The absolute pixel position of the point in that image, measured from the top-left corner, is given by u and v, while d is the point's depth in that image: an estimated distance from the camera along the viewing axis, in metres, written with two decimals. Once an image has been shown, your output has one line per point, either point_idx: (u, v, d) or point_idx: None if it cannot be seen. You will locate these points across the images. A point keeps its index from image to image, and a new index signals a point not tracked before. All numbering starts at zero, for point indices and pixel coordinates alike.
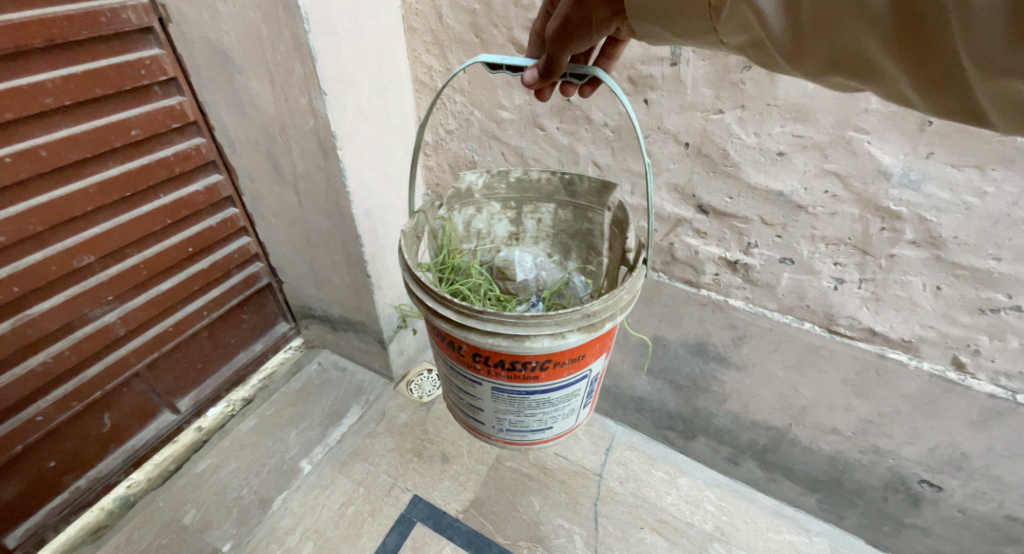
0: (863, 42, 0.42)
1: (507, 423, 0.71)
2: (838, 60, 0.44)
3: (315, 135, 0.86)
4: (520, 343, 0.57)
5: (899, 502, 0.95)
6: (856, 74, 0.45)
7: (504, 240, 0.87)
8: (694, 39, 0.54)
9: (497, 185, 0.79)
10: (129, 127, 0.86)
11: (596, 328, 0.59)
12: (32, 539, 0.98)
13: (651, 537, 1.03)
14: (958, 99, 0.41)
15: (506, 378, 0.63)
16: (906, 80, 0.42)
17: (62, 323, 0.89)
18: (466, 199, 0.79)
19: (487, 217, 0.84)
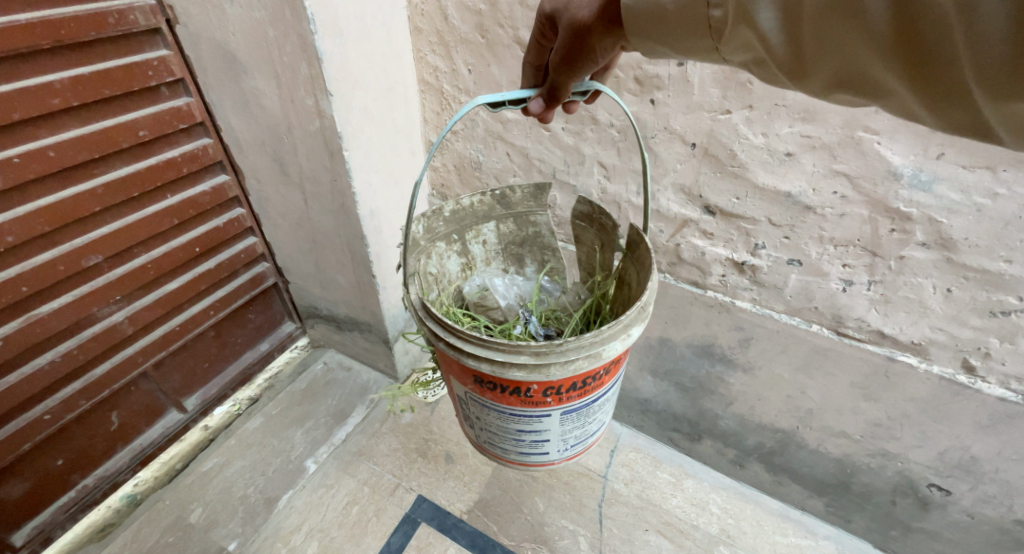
0: (861, 58, 0.41)
1: (572, 439, 0.70)
2: (839, 76, 0.44)
3: (321, 136, 0.86)
4: (603, 354, 0.58)
5: (908, 506, 0.94)
6: (859, 89, 0.44)
7: (459, 275, 0.85)
8: (695, 55, 0.53)
9: (436, 225, 0.75)
10: (137, 127, 0.87)
11: (645, 310, 0.62)
12: (40, 537, 0.99)
13: (656, 539, 1.03)
14: (962, 114, 0.39)
15: (578, 396, 0.62)
16: (912, 97, 0.41)
17: (72, 322, 0.90)
18: (423, 246, 0.74)
19: (439, 259, 0.79)
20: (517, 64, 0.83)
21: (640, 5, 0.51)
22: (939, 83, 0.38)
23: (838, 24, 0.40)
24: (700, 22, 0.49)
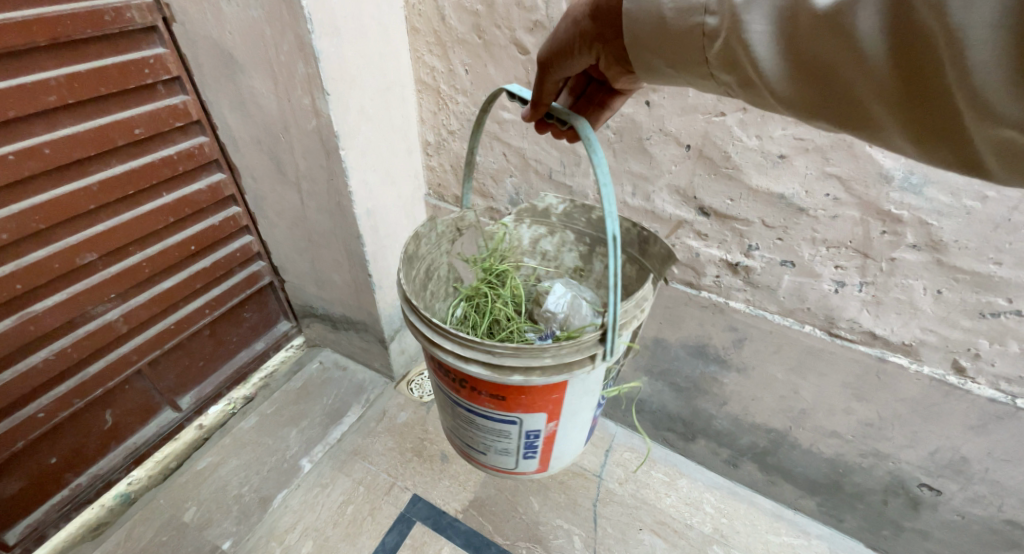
0: (853, 86, 0.42)
1: (451, 424, 0.76)
2: (832, 105, 0.45)
3: (318, 135, 0.86)
4: (428, 342, 0.61)
5: (900, 505, 0.95)
6: (845, 122, 0.45)
7: (568, 270, 0.88)
8: (683, 71, 0.53)
9: (577, 216, 0.81)
10: (133, 125, 0.87)
11: (497, 370, 0.57)
12: (33, 536, 0.98)
13: (650, 539, 1.04)
14: (950, 146, 0.41)
15: (437, 375, 0.67)
16: (901, 128, 0.42)
17: (66, 319, 0.90)
18: (539, 217, 0.84)
19: (557, 243, 0.86)
20: (513, 64, 0.83)
21: (640, 9, 0.50)
22: (932, 109, 0.39)
23: (836, 46, 0.41)
24: (694, 36, 0.49)
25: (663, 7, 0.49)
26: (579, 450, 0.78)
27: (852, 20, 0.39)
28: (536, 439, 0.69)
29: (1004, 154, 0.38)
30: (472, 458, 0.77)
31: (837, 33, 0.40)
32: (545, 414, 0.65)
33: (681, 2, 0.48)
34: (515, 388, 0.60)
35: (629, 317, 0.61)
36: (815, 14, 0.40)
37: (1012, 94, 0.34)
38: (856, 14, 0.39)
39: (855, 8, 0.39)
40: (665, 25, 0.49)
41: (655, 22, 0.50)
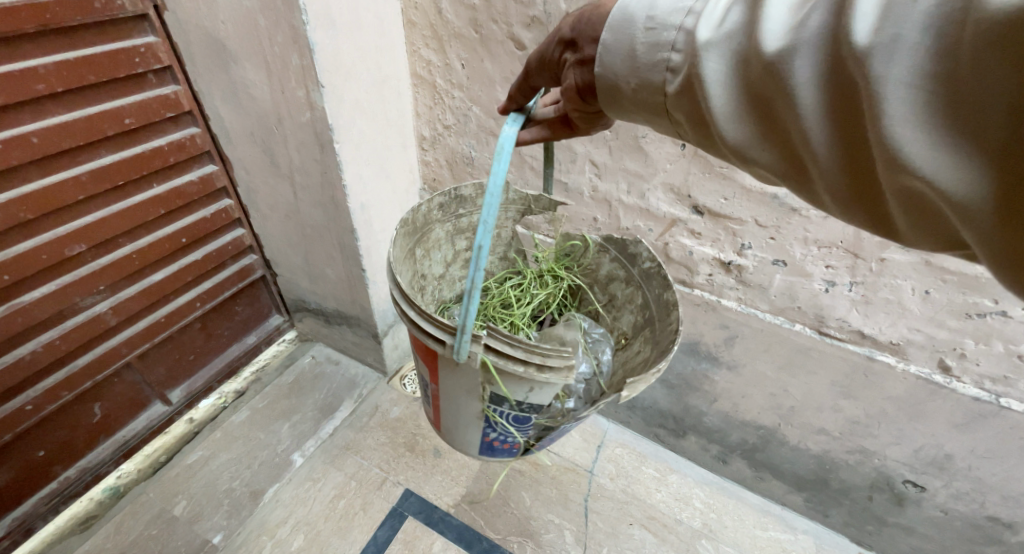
0: (787, 130, 0.41)
1: None
2: (770, 150, 0.44)
3: (312, 128, 0.86)
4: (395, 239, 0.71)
5: (884, 501, 0.96)
6: (782, 171, 0.44)
7: (620, 334, 0.84)
8: (642, 110, 0.52)
9: (653, 277, 0.76)
10: (123, 115, 0.86)
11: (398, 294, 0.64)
12: (21, 529, 0.97)
13: (640, 534, 1.05)
14: (870, 197, 0.40)
15: None
16: (829, 179, 0.41)
17: (52, 312, 0.88)
18: (623, 254, 0.81)
19: (625, 292, 0.83)
20: (510, 60, 0.83)
21: (616, 41, 0.50)
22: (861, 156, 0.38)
23: (775, 91, 0.40)
24: (658, 73, 0.48)
25: (637, 40, 0.49)
26: (472, 445, 0.78)
27: (790, 67, 0.39)
28: (427, 389, 0.74)
29: (912, 213, 0.37)
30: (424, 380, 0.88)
31: (775, 77, 0.40)
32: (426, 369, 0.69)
33: (653, 37, 0.48)
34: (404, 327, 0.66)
35: (513, 357, 0.57)
36: (761, 56, 0.40)
37: (922, 148, 0.33)
38: (794, 63, 0.39)
39: (793, 56, 0.39)
40: (635, 57, 0.49)
41: (626, 53, 0.49)
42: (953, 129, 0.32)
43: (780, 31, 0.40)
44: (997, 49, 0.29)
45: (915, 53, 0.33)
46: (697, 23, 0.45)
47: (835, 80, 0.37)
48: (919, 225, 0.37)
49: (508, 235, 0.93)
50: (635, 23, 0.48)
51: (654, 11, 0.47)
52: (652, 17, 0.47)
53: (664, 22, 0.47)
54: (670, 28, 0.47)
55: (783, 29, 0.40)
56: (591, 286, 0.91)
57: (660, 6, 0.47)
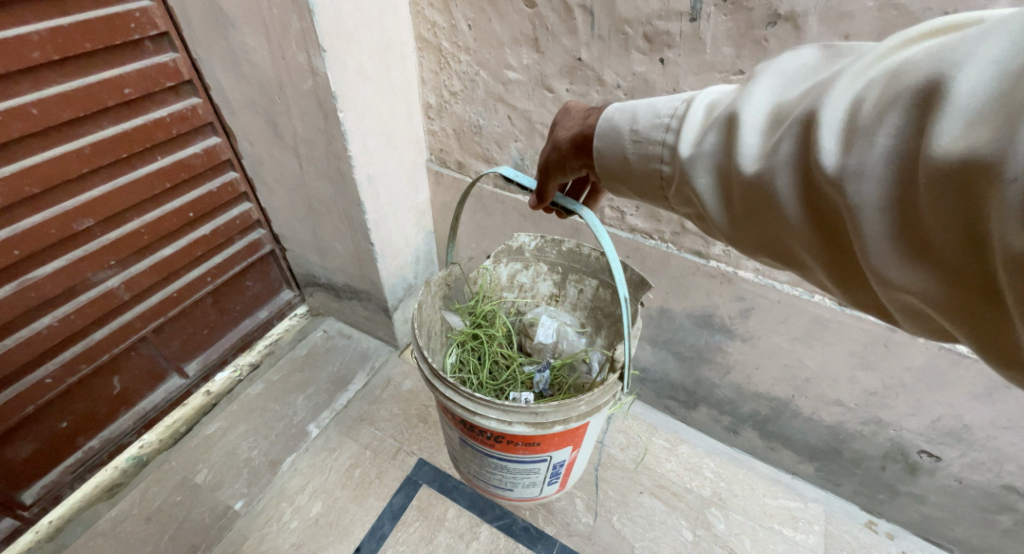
0: (781, 238, 0.42)
1: (492, 480, 0.87)
2: (765, 247, 0.44)
3: (314, 96, 0.83)
4: (471, 413, 0.71)
5: (897, 470, 0.96)
6: (781, 260, 0.45)
7: (544, 298, 1.02)
8: (645, 197, 0.54)
9: (547, 249, 0.94)
10: (122, 85, 0.83)
11: (543, 424, 0.70)
12: (49, 496, 1.00)
13: (650, 502, 1.06)
14: (868, 297, 0.40)
15: (487, 442, 0.76)
16: (825, 275, 0.41)
17: (66, 287, 0.89)
18: (514, 256, 0.96)
19: (532, 275, 1.00)
20: (519, 19, 0.79)
21: (609, 152, 0.54)
22: (852, 264, 0.38)
23: (763, 203, 0.41)
24: (653, 176, 0.51)
25: (627, 150, 0.52)
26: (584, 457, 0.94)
27: (771, 187, 0.39)
28: (560, 467, 0.84)
29: (909, 313, 0.37)
30: (498, 492, 0.91)
31: (762, 194, 0.40)
32: (570, 446, 0.79)
33: (641, 148, 0.51)
34: (550, 433, 0.74)
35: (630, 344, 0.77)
36: (741, 176, 0.41)
37: (895, 264, 0.34)
38: (774, 180, 0.39)
39: (772, 177, 0.39)
40: (630, 163, 0.53)
41: (621, 158, 0.53)
42: (921, 249, 0.32)
43: (753, 152, 0.41)
44: (947, 191, 0.29)
45: (877, 183, 0.33)
46: (678, 138, 0.47)
47: (811, 201, 0.38)
48: (919, 322, 0.37)
49: (440, 324, 0.95)
50: (622, 135, 0.52)
51: (637, 125, 0.51)
52: (636, 131, 0.51)
53: (648, 136, 0.50)
54: (655, 142, 0.50)
55: (757, 150, 0.40)
56: (499, 298, 1.03)
57: (641, 121, 0.50)
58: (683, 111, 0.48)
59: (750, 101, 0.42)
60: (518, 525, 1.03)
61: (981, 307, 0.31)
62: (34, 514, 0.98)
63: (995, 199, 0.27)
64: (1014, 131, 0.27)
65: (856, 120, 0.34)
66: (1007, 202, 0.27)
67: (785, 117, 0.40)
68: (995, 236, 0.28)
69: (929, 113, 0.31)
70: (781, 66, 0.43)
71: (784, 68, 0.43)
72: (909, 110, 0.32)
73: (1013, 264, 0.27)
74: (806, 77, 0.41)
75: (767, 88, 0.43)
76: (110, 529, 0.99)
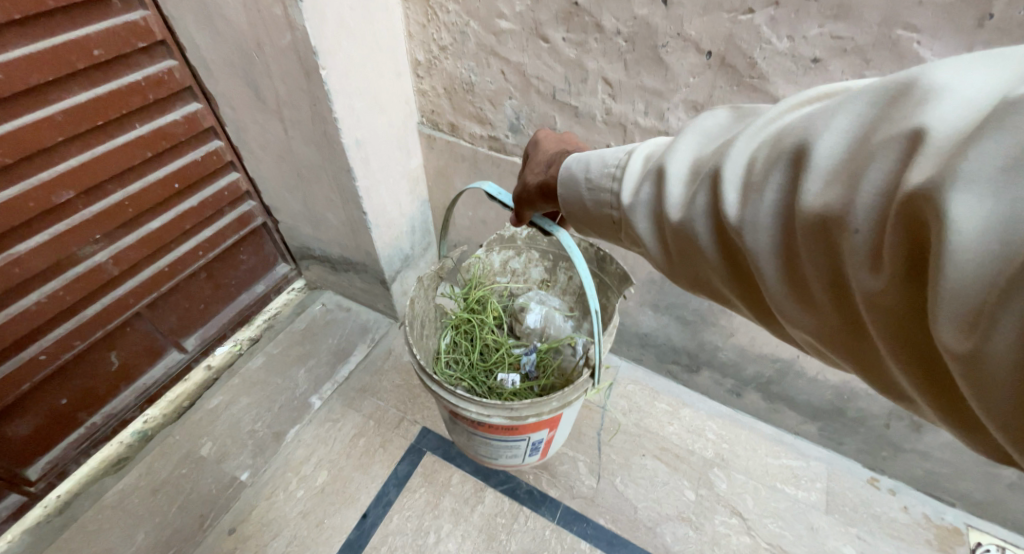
0: (711, 279, 0.44)
1: (477, 451, 0.87)
2: (696, 283, 0.47)
3: (294, 53, 0.79)
4: (452, 405, 0.72)
5: (901, 428, 0.95)
6: (710, 294, 0.47)
7: (536, 282, 1.02)
8: (601, 235, 0.55)
9: (538, 238, 0.94)
10: (90, 46, 0.79)
11: (519, 419, 0.71)
12: (55, 472, 0.99)
13: (653, 464, 1.06)
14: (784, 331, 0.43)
15: (470, 425, 0.76)
16: (748, 309, 0.44)
17: (53, 262, 0.86)
18: (506, 243, 0.96)
19: (524, 261, 1.00)
20: None
21: (568, 199, 0.55)
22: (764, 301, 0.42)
23: (691, 249, 0.43)
24: (606, 220, 0.52)
25: (583, 196, 0.53)
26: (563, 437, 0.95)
27: (693, 235, 0.42)
28: (540, 444, 0.84)
29: (815, 348, 0.40)
30: (484, 460, 0.91)
31: (687, 240, 0.43)
32: (547, 428, 0.79)
33: (595, 195, 0.52)
34: (528, 424, 0.74)
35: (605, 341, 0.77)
36: (669, 222, 0.44)
37: (789, 304, 0.38)
38: (694, 228, 0.42)
39: (692, 225, 0.42)
40: (586, 209, 0.54)
41: (579, 203, 0.54)
42: (807, 293, 0.36)
43: (676, 201, 0.43)
44: (818, 240, 0.33)
45: (768, 232, 0.36)
46: (621, 184, 0.49)
47: (727, 247, 0.41)
48: (824, 356, 0.40)
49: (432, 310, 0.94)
50: (578, 183, 0.53)
51: (590, 174, 0.52)
52: (589, 179, 0.52)
53: (599, 185, 0.51)
54: (604, 190, 0.51)
55: (678, 202, 0.43)
56: (491, 283, 1.01)
57: (592, 171, 0.52)
58: (625, 162, 0.49)
59: (675, 155, 0.44)
60: (522, 489, 1.03)
61: (856, 340, 0.35)
62: (40, 489, 0.98)
63: (846, 249, 0.31)
64: (856, 189, 0.30)
65: (750, 176, 0.37)
66: (855, 249, 0.31)
67: (702, 172, 0.42)
68: (853, 280, 0.32)
69: (801, 175, 0.34)
70: (703, 124, 0.45)
71: (703, 128, 0.45)
72: (789, 170, 0.35)
73: (869, 303, 0.31)
74: (718, 135, 0.43)
75: (690, 144, 0.45)
76: (118, 502, 1.00)
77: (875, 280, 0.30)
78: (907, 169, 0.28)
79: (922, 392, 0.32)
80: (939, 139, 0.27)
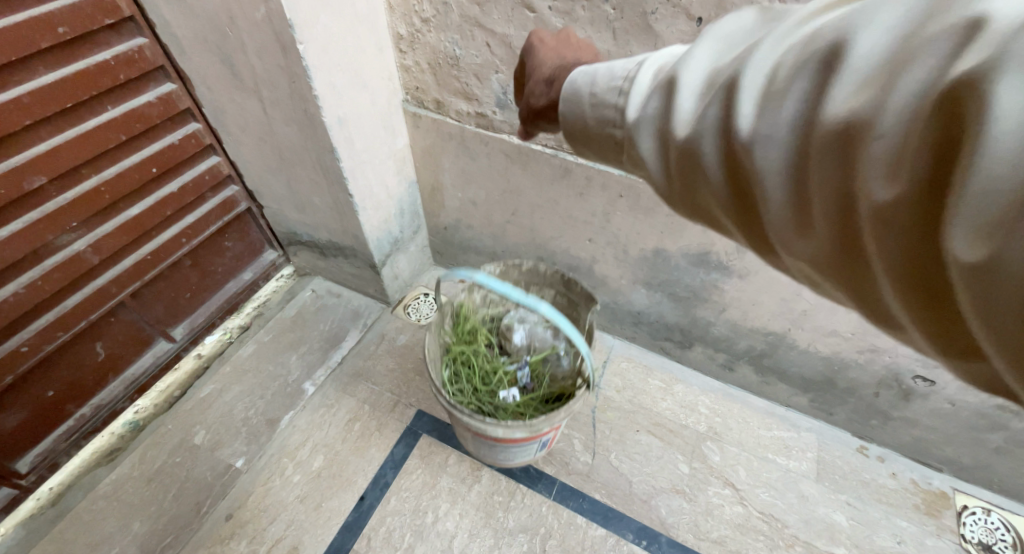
0: (709, 202, 0.39)
1: (493, 456, 0.88)
2: (692, 208, 0.41)
3: (269, 27, 0.76)
4: (477, 427, 0.76)
5: (891, 397, 0.96)
6: (703, 219, 0.41)
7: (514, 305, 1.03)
8: (606, 158, 0.49)
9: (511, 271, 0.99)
10: (54, 24, 0.75)
11: (537, 429, 0.76)
12: (46, 464, 0.98)
13: (647, 439, 1.07)
14: (778, 263, 0.37)
15: (491, 440, 0.79)
16: (742, 236, 0.38)
17: (28, 252, 0.84)
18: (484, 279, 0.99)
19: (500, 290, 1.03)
20: None
21: (571, 116, 0.49)
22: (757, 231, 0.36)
23: (691, 168, 0.38)
24: (609, 140, 0.46)
25: (586, 115, 0.47)
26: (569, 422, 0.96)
27: (698, 153, 0.36)
28: (550, 439, 0.84)
29: (808, 278, 0.35)
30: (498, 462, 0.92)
31: (690, 158, 0.37)
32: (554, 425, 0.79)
33: (598, 112, 0.46)
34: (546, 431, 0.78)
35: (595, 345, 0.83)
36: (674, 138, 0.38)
37: (789, 231, 0.32)
38: (702, 144, 0.36)
39: (699, 142, 0.36)
40: (589, 129, 0.48)
41: (581, 123, 0.48)
42: (809, 218, 0.31)
43: (685, 114, 0.37)
44: (833, 150, 0.27)
45: (780, 148, 0.30)
46: (628, 100, 0.42)
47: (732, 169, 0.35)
48: (818, 288, 0.35)
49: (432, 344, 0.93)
50: (581, 99, 0.47)
51: (595, 88, 0.46)
52: (594, 93, 0.46)
53: (604, 100, 0.45)
54: (610, 105, 0.45)
55: (687, 115, 0.37)
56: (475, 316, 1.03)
57: (599, 84, 0.46)
58: (635, 74, 0.42)
59: (689, 64, 0.38)
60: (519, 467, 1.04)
61: (851, 265, 0.30)
62: (31, 482, 0.96)
63: (862, 159, 0.26)
64: (889, 92, 0.25)
65: (771, 84, 0.31)
66: (874, 157, 0.25)
67: (717, 81, 0.35)
68: (861, 191, 0.27)
69: (829, 76, 0.28)
70: (718, 33, 0.38)
71: (724, 33, 0.38)
72: (816, 72, 0.29)
73: (876, 215, 0.26)
74: (741, 41, 0.36)
75: (708, 51, 0.38)
76: (112, 492, 0.99)
77: (888, 191, 0.25)
78: (956, 61, 0.23)
79: (921, 321, 0.27)
80: (998, 31, 0.22)
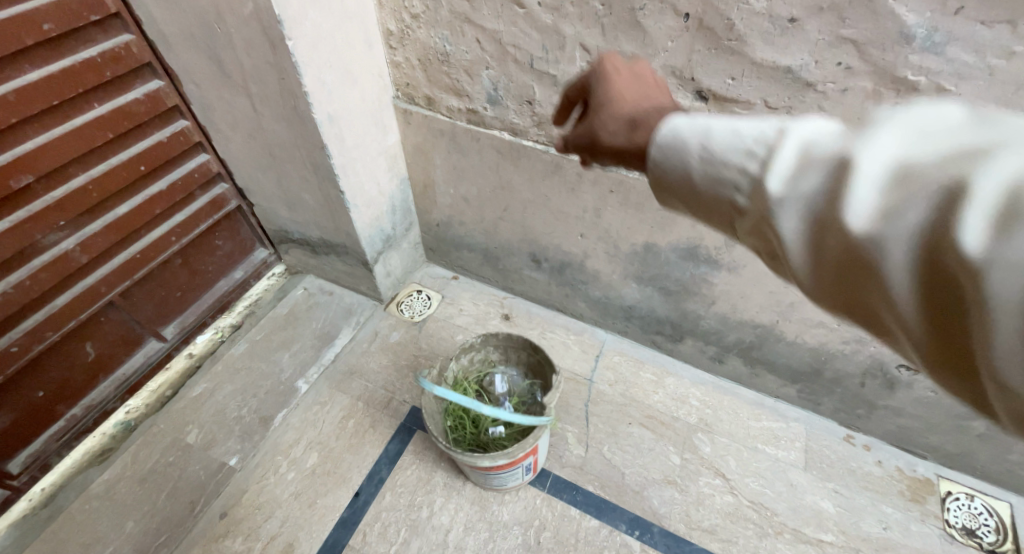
0: (875, 307, 0.31)
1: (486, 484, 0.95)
2: (848, 307, 0.33)
3: (258, 23, 0.75)
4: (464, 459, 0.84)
5: (876, 386, 0.98)
6: (864, 321, 0.33)
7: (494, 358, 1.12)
8: (703, 220, 0.39)
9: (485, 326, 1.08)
10: (39, 20, 0.74)
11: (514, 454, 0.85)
12: (37, 464, 0.98)
13: (639, 431, 1.08)
14: (965, 393, 0.30)
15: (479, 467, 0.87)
16: (919, 356, 0.31)
17: (16, 251, 0.83)
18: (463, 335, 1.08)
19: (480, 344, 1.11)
20: None
21: (662, 164, 0.39)
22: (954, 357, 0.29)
23: (865, 274, 0.30)
24: (720, 208, 0.36)
25: (691, 170, 0.37)
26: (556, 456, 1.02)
27: (884, 259, 0.28)
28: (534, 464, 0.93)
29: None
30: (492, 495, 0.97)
31: (865, 261, 0.29)
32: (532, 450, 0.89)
33: (711, 170, 0.36)
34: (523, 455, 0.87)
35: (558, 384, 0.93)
36: (845, 237, 0.29)
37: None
38: (888, 250, 0.28)
39: (887, 252, 0.28)
40: (691, 188, 0.37)
41: (677, 178, 0.38)
42: None
43: (867, 211, 0.29)
44: None
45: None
46: (764, 169, 0.33)
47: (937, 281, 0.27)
48: None
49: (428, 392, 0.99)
50: (684, 147, 0.37)
51: (710, 139, 0.35)
52: (706, 146, 0.36)
53: (722, 157, 0.35)
54: (729, 165, 0.34)
55: (872, 209, 0.29)
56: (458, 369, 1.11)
57: (715, 135, 0.35)
58: (775, 137, 0.33)
59: (875, 150, 0.29)
60: None
61: None
62: (23, 482, 0.96)
63: None
64: None
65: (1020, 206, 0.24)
66: None
67: (925, 183, 0.27)
68: None
69: None
70: (921, 117, 0.30)
71: (922, 119, 0.30)
72: None
73: None
74: (952, 132, 0.28)
75: (905, 141, 0.29)
76: (105, 492, 0.99)
77: None
78: None
79: None
80: None
